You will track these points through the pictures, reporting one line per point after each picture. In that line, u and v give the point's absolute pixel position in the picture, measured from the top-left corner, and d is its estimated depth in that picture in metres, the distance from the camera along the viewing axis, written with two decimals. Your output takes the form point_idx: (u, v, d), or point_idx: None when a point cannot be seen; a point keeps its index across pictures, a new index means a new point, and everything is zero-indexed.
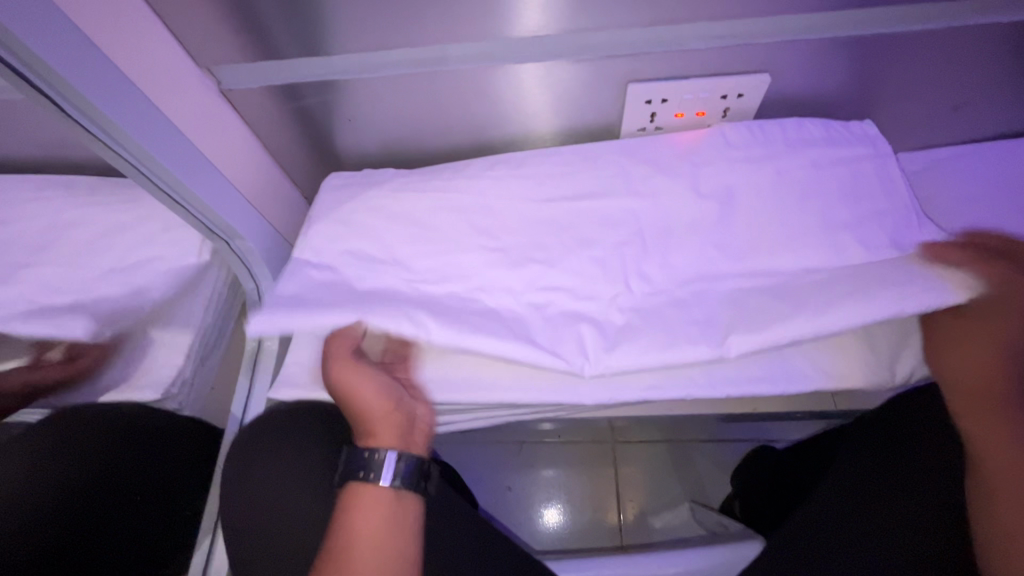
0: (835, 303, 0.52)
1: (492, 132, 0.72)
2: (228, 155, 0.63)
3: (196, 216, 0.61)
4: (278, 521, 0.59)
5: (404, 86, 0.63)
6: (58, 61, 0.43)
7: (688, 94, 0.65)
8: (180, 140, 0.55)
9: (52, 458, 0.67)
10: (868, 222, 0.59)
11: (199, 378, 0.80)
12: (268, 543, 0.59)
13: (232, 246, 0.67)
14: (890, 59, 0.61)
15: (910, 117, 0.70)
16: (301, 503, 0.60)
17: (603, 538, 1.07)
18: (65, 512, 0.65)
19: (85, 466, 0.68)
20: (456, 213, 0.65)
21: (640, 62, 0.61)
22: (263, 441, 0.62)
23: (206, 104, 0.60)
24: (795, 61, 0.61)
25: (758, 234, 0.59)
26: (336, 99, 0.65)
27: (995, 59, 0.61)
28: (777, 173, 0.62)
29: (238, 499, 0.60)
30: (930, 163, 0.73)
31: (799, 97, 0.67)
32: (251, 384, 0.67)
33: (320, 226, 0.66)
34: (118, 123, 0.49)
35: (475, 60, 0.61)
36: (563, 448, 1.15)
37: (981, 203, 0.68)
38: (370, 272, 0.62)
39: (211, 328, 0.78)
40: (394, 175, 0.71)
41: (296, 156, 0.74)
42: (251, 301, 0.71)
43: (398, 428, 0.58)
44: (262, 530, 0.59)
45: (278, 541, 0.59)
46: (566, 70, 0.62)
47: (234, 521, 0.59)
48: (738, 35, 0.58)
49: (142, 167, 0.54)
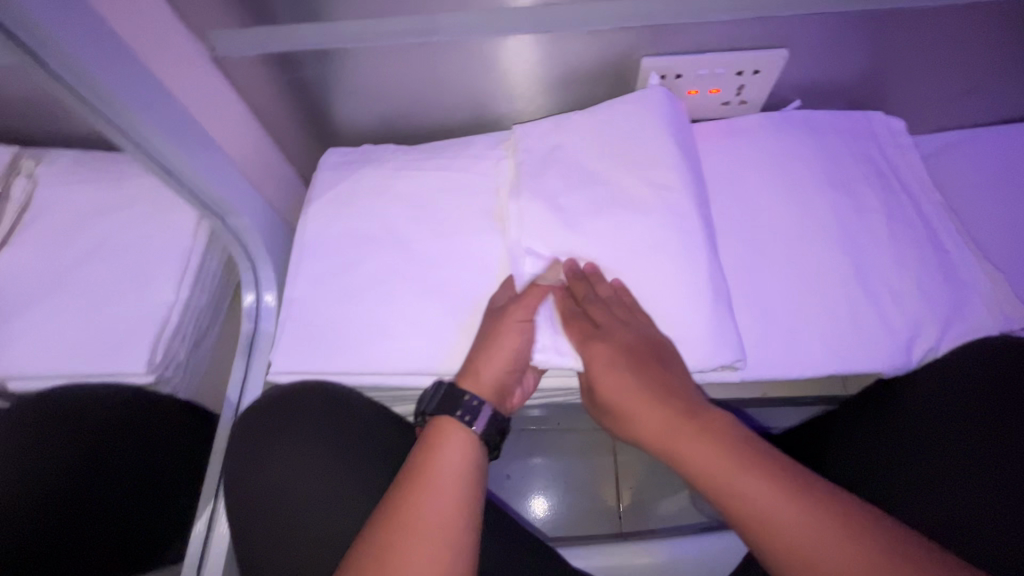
0: (822, 305, 0.55)
1: (497, 107, 0.70)
2: (223, 128, 0.60)
3: (189, 189, 0.58)
4: (264, 503, 0.55)
5: (408, 56, 0.60)
6: (52, 22, 0.40)
7: (702, 69, 0.62)
8: (176, 110, 0.52)
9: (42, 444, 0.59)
10: (873, 212, 0.58)
11: (194, 360, 0.72)
12: (277, 536, 0.54)
13: (227, 224, 0.64)
14: (908, 36, 0.59)
15: (924, 98, 0.68)
16: (289, 488, 0.56)
17: (601, 524, 1.07)
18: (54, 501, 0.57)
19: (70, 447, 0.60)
20: (461, 193, 0.63)
21: (654, 34, 0.58)
22: (251, 431, 0.58)
23: (199, 73, 0.56)
24: (812, 37, 0.59)
25: (767, 220, 0.59)
26: (336, 69, 0.61)
27: (1015, 38, 0.60)
28: (789, 160, 0.61)
29: (242, 480, 0.57)
30: (941, 147, 0.72)
31: (812, 79, 0.66)
32: (246, 371, 0.65)
33: (321, 206, 0.64)
34: (111, 88, 0.46)
35: (483, 29, 0.58)
36: (561, 436, 1.13)
37: (990, 189, 0.68)
38: (374, 250, 0.61)
39: (207, 310, 0.73)
40: (394, 152, 0.67)
41: (291, 131, 0.71)
42: (248, 280, 0.68)
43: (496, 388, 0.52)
44: (246, 505, 0.56)
45: (305, 533, 0.54)
46: (578, 41, 0.59)
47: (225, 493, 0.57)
48: (757, 8, 0.56)
49: (135, 137, 0.51)
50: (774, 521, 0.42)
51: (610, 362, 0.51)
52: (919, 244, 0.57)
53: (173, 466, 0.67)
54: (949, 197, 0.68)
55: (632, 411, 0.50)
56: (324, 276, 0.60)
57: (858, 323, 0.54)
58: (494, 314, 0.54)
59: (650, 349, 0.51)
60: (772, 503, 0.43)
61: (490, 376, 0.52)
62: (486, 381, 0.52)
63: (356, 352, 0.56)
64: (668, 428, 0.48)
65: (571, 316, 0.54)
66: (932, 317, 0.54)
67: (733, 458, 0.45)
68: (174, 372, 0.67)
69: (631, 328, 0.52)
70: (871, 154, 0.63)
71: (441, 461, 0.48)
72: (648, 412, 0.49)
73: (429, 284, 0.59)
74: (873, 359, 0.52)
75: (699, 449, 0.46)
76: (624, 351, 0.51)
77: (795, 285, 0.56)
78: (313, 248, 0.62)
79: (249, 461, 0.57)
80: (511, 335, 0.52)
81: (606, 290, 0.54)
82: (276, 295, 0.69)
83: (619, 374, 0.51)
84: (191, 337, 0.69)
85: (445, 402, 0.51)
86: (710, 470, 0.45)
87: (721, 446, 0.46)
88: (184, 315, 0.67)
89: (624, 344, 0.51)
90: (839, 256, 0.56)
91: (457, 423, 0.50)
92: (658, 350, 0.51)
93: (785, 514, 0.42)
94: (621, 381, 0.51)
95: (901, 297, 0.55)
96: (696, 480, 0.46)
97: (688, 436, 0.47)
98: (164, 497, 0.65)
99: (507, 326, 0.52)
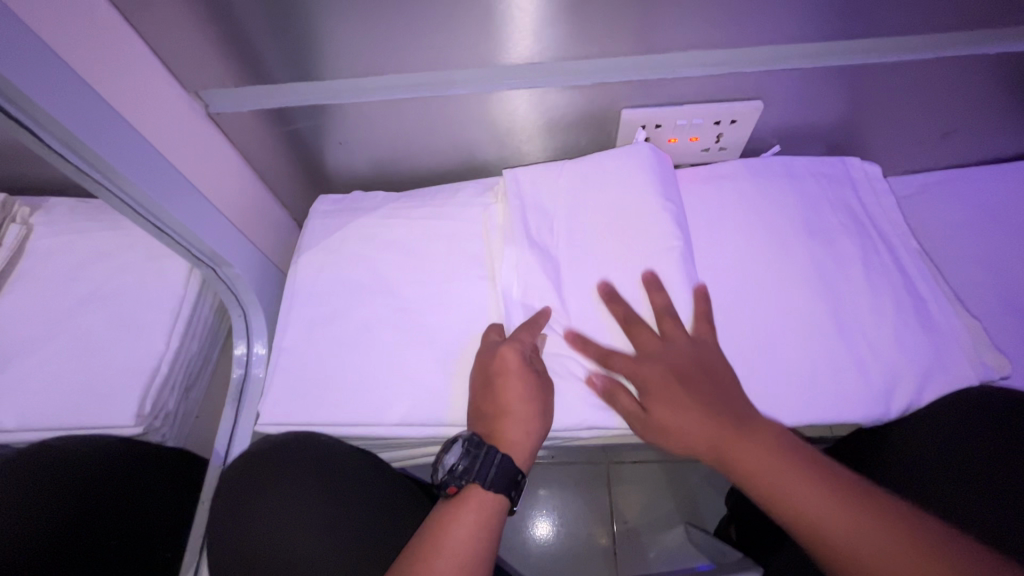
0: (800, 351, 0.55)
1: (485, 155, 0.71)
2: (215, 180, 0.62)
3: (178, 240, 0.60)
4: (265, 524, 0.56)
5: (398, 111, 0.62)
6: (42, 95, 0.42)
7: (681, 120, 0.64)
8: (164, 166, 0.54)
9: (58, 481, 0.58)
10: (848, 257, 0.60)
11: (184, 408, 0.74)
12: (271, 546, 0.55)
13: (218, 273, 0.66)
14: (877, 87, 0.61)
15: (900, 142, 0.70)
16: (285, 506, 0.56)
17: (597, 562, 1.05)
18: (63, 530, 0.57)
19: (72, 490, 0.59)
20: (448, 241, 0.64)
21: (631, 90, 0.61)
22: (255, 467, 0.58)
23: (192, 129, 0.58)
24: (785, 90, 0.61)
25: (747, 268, 0.60)
26: (328, 122, 0.63)
27: (983, 88, 0.62)
28: (767, 207, 0.63)
29: (232, 506, 0.57)
30: (919, 190, 0.74)
31: (790, 127, 0.68)
32: (236, 416, 0.66)
33: (311, 254, 0.65)
34: (94, 149, 0.47)
35: (469, 85, 0.60)
36: (556, 470, 1.12)
37: (968, 231, 0.69)
38: (364, 299, 0.62)
39: (197, 355, 0.74)
40: (383, 200, 0.69)
41: (285, 179, 0.73)
42: (239, 329, 0.69)
43: (528, 450, 0.52)
44: (250, 530, 0.56)
45: (298, 549, 0.55)
46: (560, 96, 0.61)
47: (226, 525, 0.56)
48: (728, 64, 0.58)
49: (124, 195, 0.53)
50: (821, 519, 0.45)
51: (665, 372, 0.51)
52: (894, 289, 0.58)
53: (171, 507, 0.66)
54: (930, 239, 0.70)
55: (687, 420, 0.50)
56: (312, 325, 0.61)
57: (836, 369, 0.54)
58: (511, 379, 0.52)
59: (710, 367, 0.52)
60: (824, 506, 0.46)
61: (521, 437, 0.52)
62: (520, 440, 0.52)
63: (343, 402, 0.57)
64: (721, 436, 0.49)
65: (605, 354, 0.54)
66: (912, 365, 0.54)
67: (790, 467, 0.48)
68: (162, 421, 0.68)
69: (685, 343, 0.52)
70: (845, 197, 0.65)
71: (488, 512, 0.50)
72: (702, 425, 0.50)
73: (416, 331, 0.60)
74: (854, 409, 0.53)
75: (752, 455, 0.48)
76: (670, 360, 0.52)
77: (774, 330, 0.57)
78: (303, 298, 0.63)
79: (248, 491, 0.57)
80: (530, 405, 0.52)
81: (661, 301, 0.54)
82: (266, 344, 0.70)
83: (667, 386, 0.51)
84: (181, 385, 0.71)
85: (496, 477, 0.51)
86: (762, 471, 0.48)
87: (775, 454, 0.48)
88: (175, 365, 0.68)
89: (669, 355, 0.52)
90: (817, 302, 0.57)
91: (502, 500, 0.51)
92: (717, 368, 0.52)
93: (826, 511, 0.46)
94: (678, 397, 0.51)
95: (877, 343, 0.55)
96: (756, 487, 0.48)
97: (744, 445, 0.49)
98: (160, 531, 0.64)
99: (530, 397, 0.52)
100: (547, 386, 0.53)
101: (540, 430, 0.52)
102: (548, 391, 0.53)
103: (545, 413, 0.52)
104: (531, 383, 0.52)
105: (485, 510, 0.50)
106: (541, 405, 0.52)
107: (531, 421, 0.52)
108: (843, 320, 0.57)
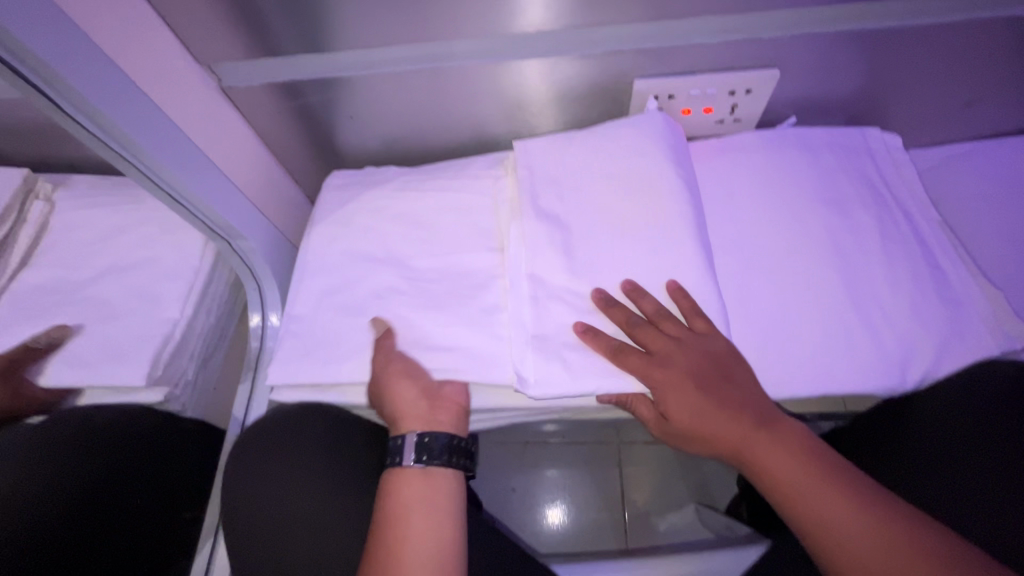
0: (813, 321, 0.55)
1: (494, 129, 0.71)
2: (228, 153, 0.63)
3: (194, 213, 0.61)
4: (273, 489, 0.58)
5: (406, 83, 0.62)
6: (59, 61, 0.43)
7: (695, 90, 0.63)
8: (179, 138, 0.55)
9: (70, 459, 0.63)
10: (864, 228, 0.59)
11: (201, 380, 0.75)
12: (280, 510, 0.57)
13: (233, 246, 0.67)
14: (899, 54, 0.59)
15: (920, 114, 0.68)
16: (296, 473, 0.58)
17: (606, 538, 1.06)
18: (80, 505, 0.62)
19: (90, 462, 0.63)
20: (459, 214, 0.64)
21: (644, 58, 0.59)
22: (263, 439, 0.60)
23: (205, 102, 0.59)
24: (803, 57, 0.60)
25: (761, 241, 0.59)
26: (339, 97, 0.63)
27: (1010, 53, 0.60)
28: (781, 177, 0.62)
29: (240, 477, 0.59)
30: (937, 162, 0.72)
31: (807, 97, 0.66)
32: (252, 386, 0.68)
33: (321, 227, 0.66)
34: (113, 119, 0.48)
35: (480, 57, 0.60)
36: (567, 449, 1.13)
37: (989, 203, 0.68)
38: (373, 270, 0.62)
39: (213, 328, 0.76)
40: (394, 174, 0.69)
41: (296, 154, 0.73)
42: (254, 301, 0.71)
43: (426, 413, 0.55)
44: (258, 493, 0.58)
45: (302, 515, 0.56)
46: (570, 66, 0.60)
47: (236, 492, 0.58)
48: (744, 30, 0.57)
49: (143, 167, 0.54)
50: (839, 528, 0.46)
51: (684, 365, 0.51)
52: (912, 259, 0.57)
53: (179, 482, 0.70)
54: (947, 213, 0.68)
55: (698, 415, 0.50)
56: (323, 297, 0.62)
57: (851, 340, 0.54)
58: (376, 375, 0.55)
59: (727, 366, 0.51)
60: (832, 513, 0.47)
61: (409, 405, 0.54)
62: (414, 411, 0.54)
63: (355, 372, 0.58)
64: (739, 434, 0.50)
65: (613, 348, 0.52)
66: (927, 337, 0.53)
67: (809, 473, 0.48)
68: (182, 389, 0.70)
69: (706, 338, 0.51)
70: (861, 164, 0.64)
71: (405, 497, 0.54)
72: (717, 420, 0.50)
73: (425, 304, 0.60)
74: (871, 381, 0.52)
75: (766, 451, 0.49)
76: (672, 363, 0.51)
77: (791, 301, 0.56)
78: (315, 269, 0.64)
79: (259, 461, 0.59)
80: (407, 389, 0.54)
81: (652, 306, 0.53)
82: (280, 314, 0.71)
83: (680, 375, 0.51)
84: (199, 353, 0.73)
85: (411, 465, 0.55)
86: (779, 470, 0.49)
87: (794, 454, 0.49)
88: (196, 336, 0.72)
89: (672, 356, 0.51)
90: (831, 272, 0.57)
91: (457, 472, 0.57)
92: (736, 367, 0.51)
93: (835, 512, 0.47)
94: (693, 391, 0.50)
95: (894, 314, 0.54)
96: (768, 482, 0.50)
97: (759, 441, 0.49)
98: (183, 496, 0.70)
99: (395, 381, 0.54)
100: (413, 364, 0.55)
101: (423, 398, 0.54)
102: (410, 368, 0.54)
103: (419, 387, 0.54)
104: (393, 374, 0.54)
105: (441, 489, 0.55)
106: (411, 373, 0.54)
107: (408, 392, 0.54)
108: (860, 291, 0.56)
